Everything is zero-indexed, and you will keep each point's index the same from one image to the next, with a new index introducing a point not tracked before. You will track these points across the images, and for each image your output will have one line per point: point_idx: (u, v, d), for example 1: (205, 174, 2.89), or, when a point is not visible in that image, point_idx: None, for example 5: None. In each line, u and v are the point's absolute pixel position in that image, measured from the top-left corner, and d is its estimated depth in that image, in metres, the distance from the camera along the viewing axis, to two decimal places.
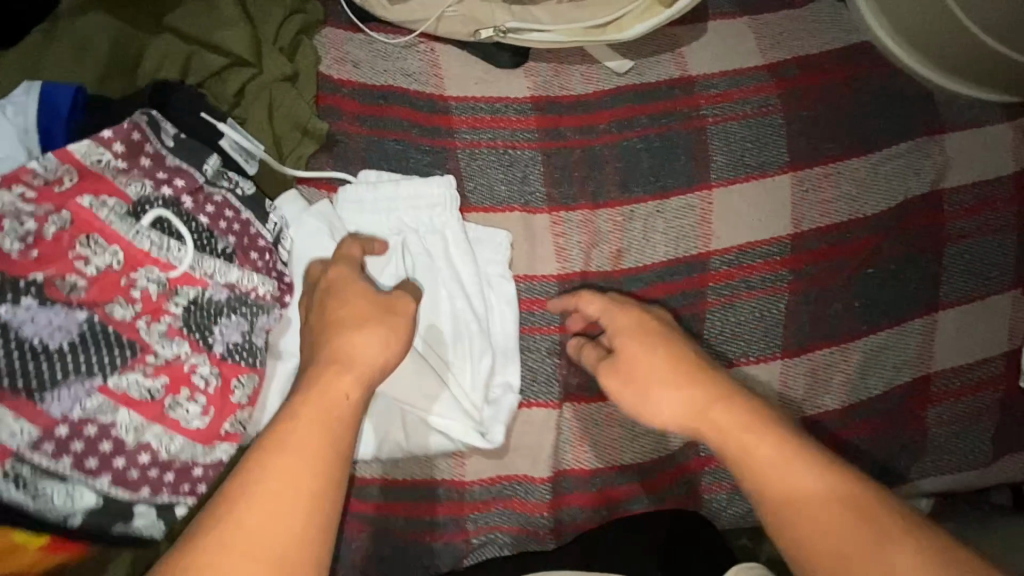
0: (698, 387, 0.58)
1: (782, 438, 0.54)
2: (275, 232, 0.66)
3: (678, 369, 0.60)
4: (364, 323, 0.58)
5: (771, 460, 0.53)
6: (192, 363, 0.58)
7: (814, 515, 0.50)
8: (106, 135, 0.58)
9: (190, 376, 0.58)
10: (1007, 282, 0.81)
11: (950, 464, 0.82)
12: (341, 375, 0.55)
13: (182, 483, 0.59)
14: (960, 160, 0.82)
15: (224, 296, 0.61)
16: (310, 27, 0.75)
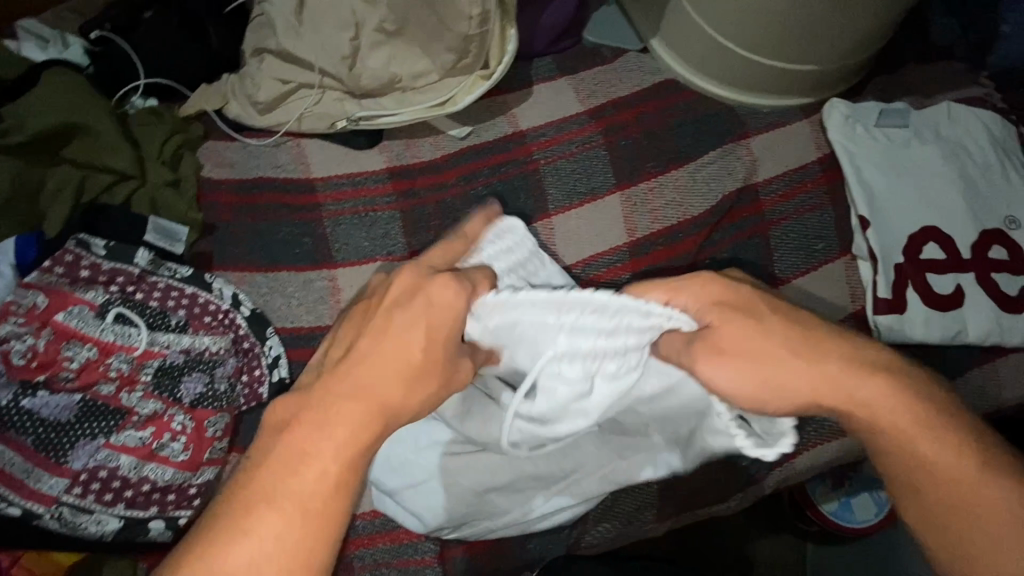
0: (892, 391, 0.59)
1: (978, 452, 0.58)
2: (234, 298, 0.76)
3: (832, 370, 0.60)
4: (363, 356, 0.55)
5: (921, 435, 0.58)
6: (169, 412, 0.68)
7: (935, 462, 0.57)
8: (46, 264, 0.68)
9: (169, 421, 0.67)
10: (834, 253, 0.90)
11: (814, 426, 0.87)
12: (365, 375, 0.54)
13: (183, 500, 0.68)
14: (767, 157, 0.94)
15: (181, 359, 0.70)
16: (192, 142, 0.91)
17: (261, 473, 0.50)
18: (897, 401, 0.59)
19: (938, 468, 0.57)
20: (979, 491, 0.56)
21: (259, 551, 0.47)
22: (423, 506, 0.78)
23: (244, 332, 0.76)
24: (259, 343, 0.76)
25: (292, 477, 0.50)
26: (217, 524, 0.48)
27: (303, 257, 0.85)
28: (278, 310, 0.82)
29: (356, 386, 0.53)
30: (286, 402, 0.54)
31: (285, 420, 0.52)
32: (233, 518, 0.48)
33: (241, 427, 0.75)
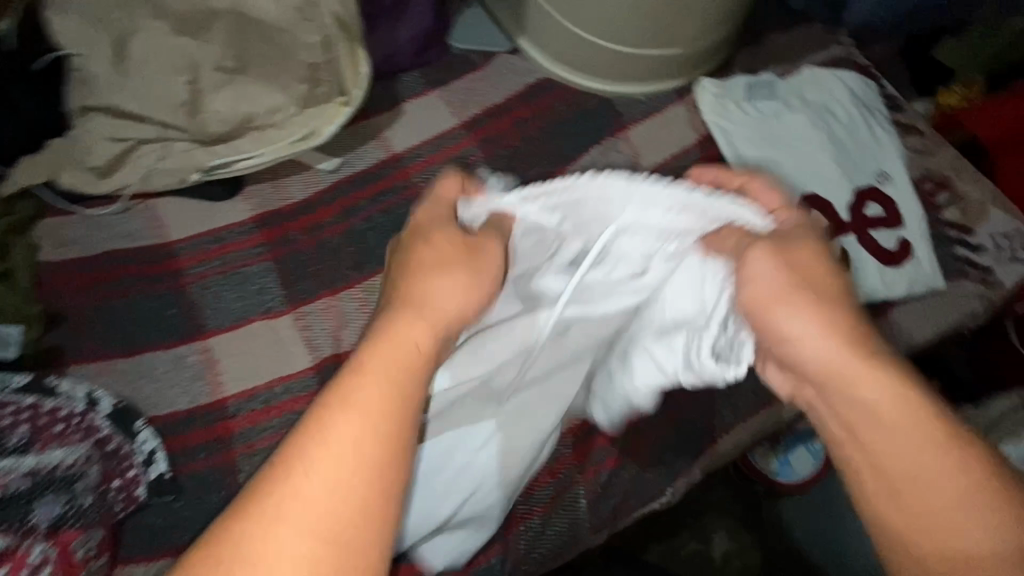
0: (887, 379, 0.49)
1: (962, 475, 0.45)
2: (88, 397, 0.69)
3: (824, 324, 0.52)
4: (440, 268, 0.54)
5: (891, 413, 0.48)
6: (19, 545, 0.59)
7: (896, 464, 0.47)
8: None
9: (22, 556, 0.58)
10: None
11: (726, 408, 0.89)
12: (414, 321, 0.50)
13: None
14: (646, 147, 0.93)
15: (27, 483, 0.62)
16: (21, 226, 0.81)
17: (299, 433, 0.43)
18: (886, 393, 0.48)
19: (916, 475, 0.46)
20: (949, 503, 0.45)
21: (308, 521, 0.40)
22: (448, 543, 0.72)
23: (107, 433, 0.68)
24: (128, 442, 0.69)
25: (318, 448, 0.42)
26: (249, 504, 0.40)
27: (170, 331, 0.78)
28: (148, 398, 0.74)
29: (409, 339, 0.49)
30: (365, 347, 0.48)
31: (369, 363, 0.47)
32: (243, 509, 0.40)
33: (125, 536, 0.67)
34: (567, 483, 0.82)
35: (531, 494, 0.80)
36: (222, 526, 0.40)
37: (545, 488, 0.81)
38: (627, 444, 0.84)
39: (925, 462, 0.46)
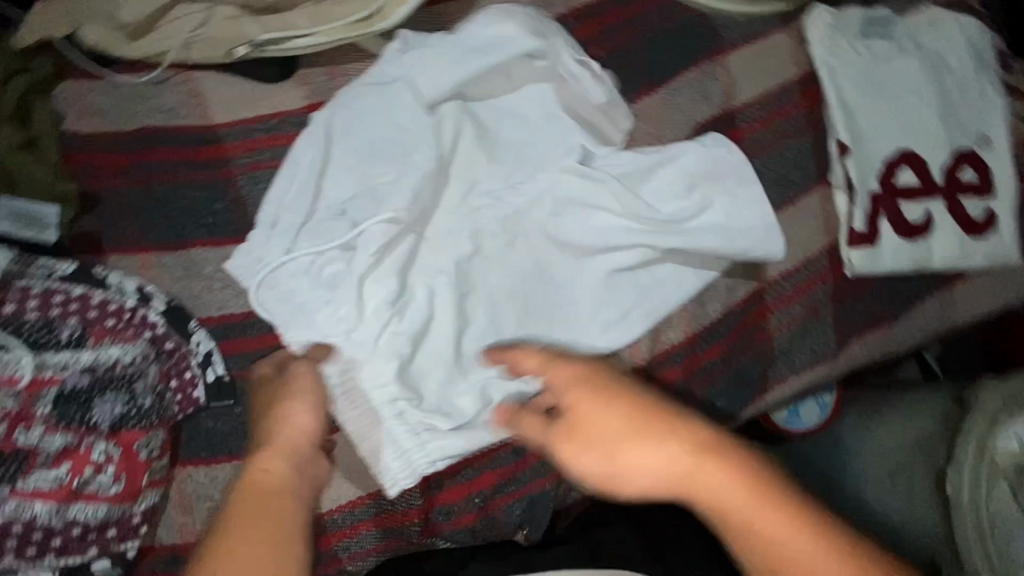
0: (683, 424, 0.55)
1: (769, 502, 0.52)
2: (140, 291, 0.63)
3: (661, 456, 0.54)
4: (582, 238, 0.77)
5: (721, 489, 0.53)
6: (87, 442, 0.56)
7: (749, 520, 0.52)
8: None
9: (90, 453, 0.56)
10: (811, 183, 0.85)
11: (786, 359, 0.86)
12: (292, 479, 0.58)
13: (126, 532, 0.59)
14: (745, 78, 0.85)
15: (83, 381, 0.57)
16: (42, 86, 0.70)
17: (257, 460, 0.59)
18: (661, 459, 0.54)
19: (647, 484, 0.55)
20: (755, 515, 0.52)
21: (237, 567, 0.51)
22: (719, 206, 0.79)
23: (165, 330, 0.63)
24: (185, 342, 0.64)
25: (266, 510, 0.55)
26: (240, 523, 0.54)
27: (217, 229, 0.70)
28: (198, 298, 0.68)
29: (294, 419, 0.62)
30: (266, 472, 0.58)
31: (275, 436, 0.61)
32: (241, 523, 0.54)
33: (182, 438, 0.65)
34: None
35: None
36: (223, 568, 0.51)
37: None
38: (685, 389, 0.83)
39: (710, 478, 0.53)
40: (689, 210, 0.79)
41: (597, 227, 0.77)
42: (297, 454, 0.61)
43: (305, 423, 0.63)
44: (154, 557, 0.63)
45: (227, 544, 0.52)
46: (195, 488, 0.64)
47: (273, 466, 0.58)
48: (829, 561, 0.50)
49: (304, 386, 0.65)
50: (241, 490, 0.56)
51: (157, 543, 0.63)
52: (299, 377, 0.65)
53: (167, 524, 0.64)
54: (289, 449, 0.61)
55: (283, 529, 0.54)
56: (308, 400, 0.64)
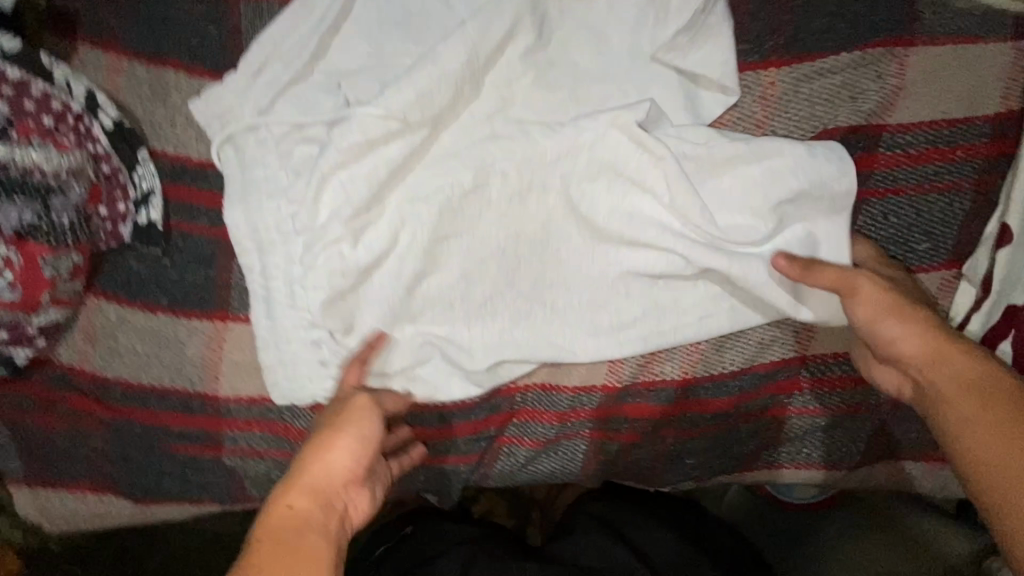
0: (918, 324, 0.54)
1: (971, 368, 0.52)
2: (88, 98, 0.56)
3: (904, 321, 0.55)
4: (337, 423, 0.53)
5: (903, 340, 0.55)
6: None
7: (936, 384, 0.53)
8: None
9: None
10: (939, 259, 0.64)
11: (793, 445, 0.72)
12: (330, 448, 0.52)
13: (20, 338, 0.57)
14: (917, 90, 0.62)
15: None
16: None
17: (283, 493, 0.48)
18: (898, 331, 0.55)
19: (970, 374, 0.51)
20: (960, 396, 0.51)
21: None
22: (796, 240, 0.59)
23: (105, 148, 0.57)
24: (125, 170, 0.58)
25: (286, 557, 0.44)
26: (268, 559, 0.43)
27: (204, 55, 0.60)
28: (157, 127, 0.60)
29: (342, 459, 0.51)
30: (339, 457, 0.52)
31: (301, 472, 0.50)
32: (258, 566, 0.43)
33: (103, 269, 0.61)
34: (573, 432, 0.71)
35: (531, 425, 0.71)
36: None
37: (547, 425, 0.71)
38: (659, 430, 0.71)
39: (958, 365, 0.52)
40: (756, 228, 0.59)
41: (636, 218, 0.60)
42: (330, 492, 0.50)
43: (345, 462, 0.51)
44: (49, 371, 0.61)
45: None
46: (102, 323, 0.61)
47: (299, 502, 0.48)
48: (976, 422, 0.49)
49: (353, 416, 0.54)
50: (259, 527, 0.46)
51: (56, 360, 0.61)
52: (346, 411, 0.55)
53: (71, 344, 0.61)
54: (321, 492, 0.49)
55: (322, 568, 0.44)
56: (354, 434, 0.53)
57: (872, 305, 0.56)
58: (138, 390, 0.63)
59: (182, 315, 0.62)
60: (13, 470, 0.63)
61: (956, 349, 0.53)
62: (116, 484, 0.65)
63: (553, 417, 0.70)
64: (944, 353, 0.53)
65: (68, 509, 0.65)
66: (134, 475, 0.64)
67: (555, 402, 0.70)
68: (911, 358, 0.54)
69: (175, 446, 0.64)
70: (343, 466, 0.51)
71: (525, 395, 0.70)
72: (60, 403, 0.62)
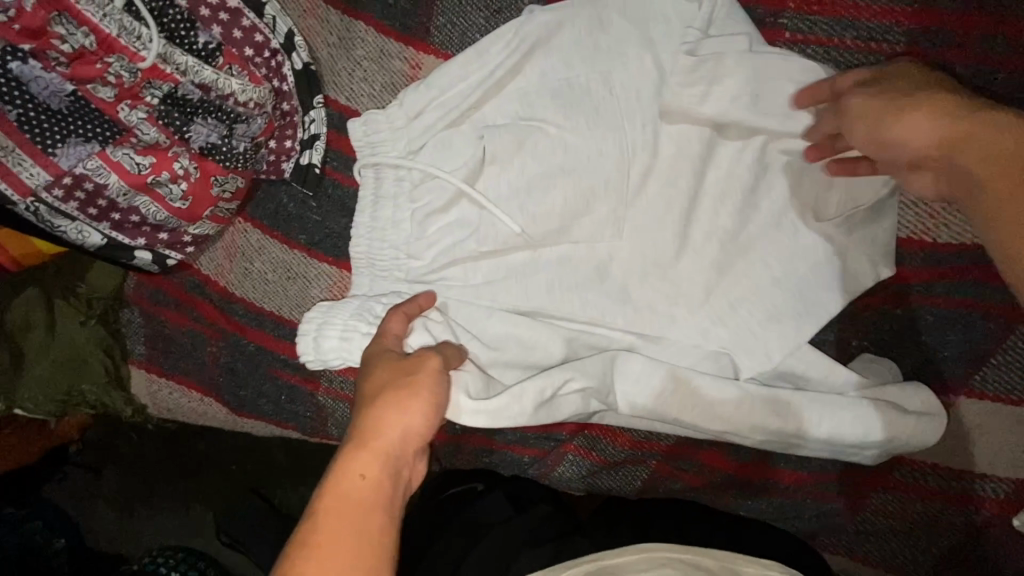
0: (933, 107, 0.48)
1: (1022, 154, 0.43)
2: (287, 37, 0.58)
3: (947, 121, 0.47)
4: (398, 382, 0.50)
5: (910, 118, 0.48)
6: (175, 150, 0.55)
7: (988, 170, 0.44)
8: None
9: (174, 164, 0.56)
10: None
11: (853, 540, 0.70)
12: (368, 441, 0.46)
13: (175, 244, 0.61)
14: None
15: (197, 95, 0.54)
16: None
17: (350, 464, 0.45)
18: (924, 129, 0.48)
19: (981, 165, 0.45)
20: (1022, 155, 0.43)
21: None
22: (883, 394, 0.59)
23: (290, 89, 0.59)
24: (301, 111, 0.60)
25: (342, 536, 0.41)
26: (328, 531, 0.41)
27: (393, 15, 0.61)
28: (335, 75, 0.62)
29: (399, 424, 0.47)
30: (391, 430, 0.47)
31: (373, 434, 0.47)
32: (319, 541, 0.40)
33: (256, 195, 0.65)
34: (638, 459, 0.73)
35: (601, 440, 0.73)
36: None
37: (617, 444, 0.73)
38: (726, 484, 0.71)
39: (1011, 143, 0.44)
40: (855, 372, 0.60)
41: (765, 305, 0.61)
42: (397, 459, 0.46)
43: (417, 428, 0.48)
44: (189, 276, 0.66)
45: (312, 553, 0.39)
46: (244, 244, 0.65)
47: (370, 472, 0.44)
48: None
49: (424, 380, 0.50)
50: (327, 495, 0.43)
51: (197, 267, 0.66)
52: (420, 371, 0.51)
53: (213, 255, 0.66)
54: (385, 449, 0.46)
55: (376, 548, 0.41)
56: (422, 396, 0.49)
57: (865, 114, 0.51)
58: (258, 311, 0.67)
59: (315, 255, 0.65)
60: (138, 353, 0.69)
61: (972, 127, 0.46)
62: (219, 390, 0.70)
63: (624, 440, 0.73)
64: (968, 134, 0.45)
65: (174, 399, 0.71)
66: (237, 387, 0.69)
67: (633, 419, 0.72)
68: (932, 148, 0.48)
69: (277, 371, 0.69)
70: (406, 430, 0.47)
71: None
72: (191, 305, 0.67)
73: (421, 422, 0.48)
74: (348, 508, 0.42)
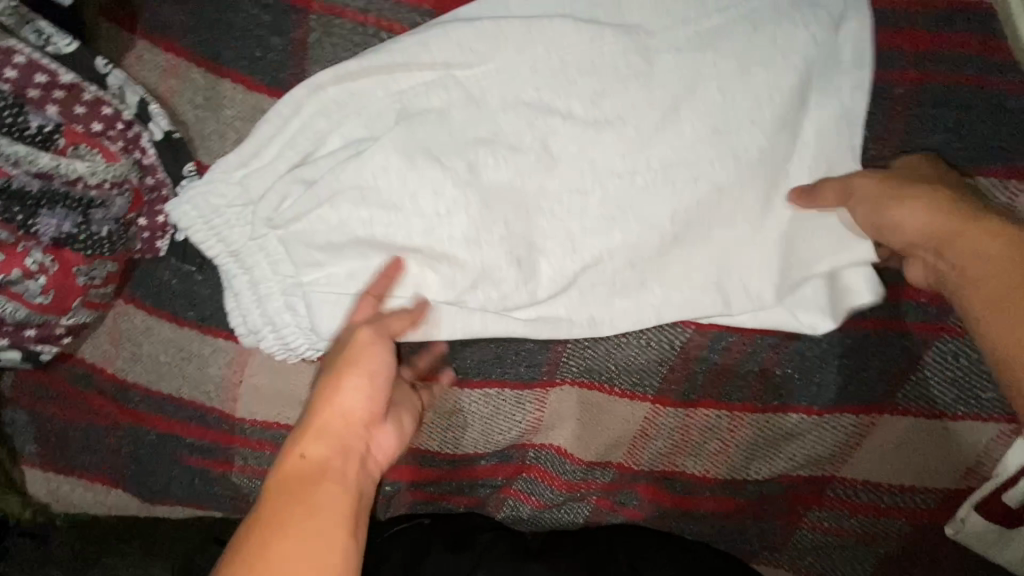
0: (940, 199, 0.51)
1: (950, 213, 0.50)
2: (140, 106, 0.52)
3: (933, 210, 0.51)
4: (344, 359, 0.49)
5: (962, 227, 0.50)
6: (23, 244, 0.50)
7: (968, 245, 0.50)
8: None
9: (24, 259, 0.50)
10: (999, 410, 0.60)
11: (796, 558, 0.70)
12: (309, 435, 0.45)
13: (47, 337, 0.56)
14: None
15: (37, 185, 0.49)
16: None
17: (295, 445, 0.45)
18: (914, 213, 0.51)
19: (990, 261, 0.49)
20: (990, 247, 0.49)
21: None
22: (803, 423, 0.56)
23: (154, 160, 0.54)
24: (170, 183, 0.55)
25: (309, 503, 0.41)
26: (273, 524, 0.40)
27: (263, 69, 0.56)
28: (206, 138, 0.57)
29: (344, 401, 0.47)
30: (336, 411, 0.46)
31: (313, 419, 0.46)
32: (268, 532, 0.39)
33: (134, 275, 0.59)
34: (579, 497, 0.72)
35: (539, 483, 0.72)
36: None
37: (553, 487, 0.72)
38: (666, 515, 0.71)
39: (976, 234, 0.49)
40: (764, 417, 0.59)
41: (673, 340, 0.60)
42: (345, 436, 0.46)
43: (358, 400, 0.47)
44: (73, 366, 0.61)
45: (262, 568, 0.37)
46: (129, 328, 0.60)
47: (310, 451, 0.44)
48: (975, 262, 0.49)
49: (356, 355, 0.49)
50: (272, 485, 0.42)
51: (81, 356, 0.61)
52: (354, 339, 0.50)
53: (96, 342, 0.60)
54: (325, 432, 0.46)
55: (337, 533, 0.41)
56: (364, 371, 0.48)
57: (866, 199, 0.53)
58: (157, 396, 0.62)
59: (208, 331, 0.61)
60: (28, 453, 0.64)
61: (966, 221, 0.50)
62: (124, 480, 0.65)
63: (560, 483, 0.71)
64: (961, 230, 0.50)
65: (78, 494, 0.66)
66: (144, 475, 0.65)
67: (569, 458, 0.70)
68: (919, 239, 0.52)
69: (185, 456, 0.64)
70: (349, 409, 0.47)
71: (543, 456, 0.71)
72: (80, 398, 0.62)
73: (365, 397, 0.47)
74: (299, 501, 0.41)
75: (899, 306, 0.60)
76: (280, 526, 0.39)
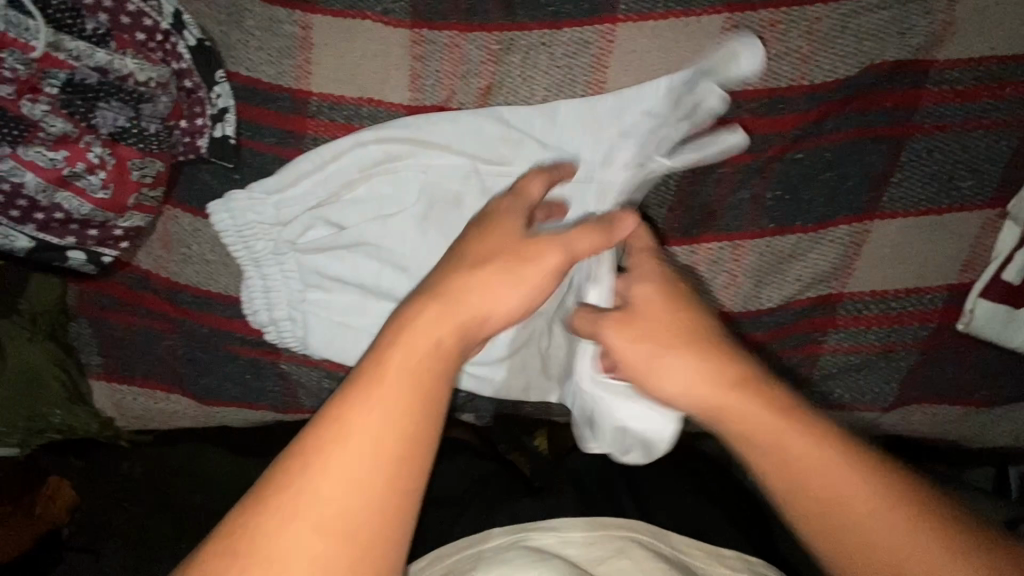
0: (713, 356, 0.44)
1: (824, 455, 0.39)
2: (175, 17, 0.60)
3: (698, 376, 0.44)
4: (499, 254, 0.45)
5: (788, 434, 0.40)
6: (84, 138, 0.58)
7: (813, 475, 0.39)
8: None
9: (86, 153, 0.58)
10: (979, 199, 0.65)
11: (822, 389, 0.71)
12: (438, 309, 0.40)
13: (107, 240, 0.63)
14: (970, 26, 0.62)
15: (95, 78, 0.57)
16: None
17: (430, 319, 0.40)
18: (691, 376, 0.44)
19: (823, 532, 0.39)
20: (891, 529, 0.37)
21: (355, 475, 0.34)
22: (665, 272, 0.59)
23: (189, 66, 0.62)
24: (204, 87, 0.63)
25: (416, 406, 0.36)
26: (390, 407, 0.36)
27: None
28: (232, 49, 0.64)
29: (498, 297, 0.43)
30: (494, 285, 0.43)
31: (457, 297, 0.42)
32: (380, 407, 0.36)
33: (178, 180, 0.66)
34: None
35: None
36: (295, 457, 0.34)
37: None
38: None
39: (821, 472, 0.39)
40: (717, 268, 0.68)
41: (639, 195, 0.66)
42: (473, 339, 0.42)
43: (512, 300, 0.43)
44: (130, 273, 0.67)
45: (342, 448, 0.34)
46: (178, 231, 0.67)
47: (449, 337, 0.39)
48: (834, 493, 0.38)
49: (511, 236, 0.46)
50: (401, 344, 0.38)
51: (135, 263, 0.67)
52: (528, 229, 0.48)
53: (148, 248, 0.67)
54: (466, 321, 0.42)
55: (398, 480, 0.35)
56: (525, 285, 0.44)
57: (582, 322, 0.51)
58: (206, 295, 0.68)
59: None
60: (94, 365, 0.69)
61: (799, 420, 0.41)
62: (183, 382, 0.70)
63: None
64: (735, 408, 0.42)
65: (140, 403, 0.70)
66: (198, 374, 0.70)
67: None
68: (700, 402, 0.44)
69: (235, 349, 0.69)
70: (494, 308, 0.43)
71: None
72: (138, 302, 0.68)
73: (513, 301, 0.44)
74: (413, 393, 0.37)
75: (871, 116, 0.65)
76: (383, 412, 0.35)
